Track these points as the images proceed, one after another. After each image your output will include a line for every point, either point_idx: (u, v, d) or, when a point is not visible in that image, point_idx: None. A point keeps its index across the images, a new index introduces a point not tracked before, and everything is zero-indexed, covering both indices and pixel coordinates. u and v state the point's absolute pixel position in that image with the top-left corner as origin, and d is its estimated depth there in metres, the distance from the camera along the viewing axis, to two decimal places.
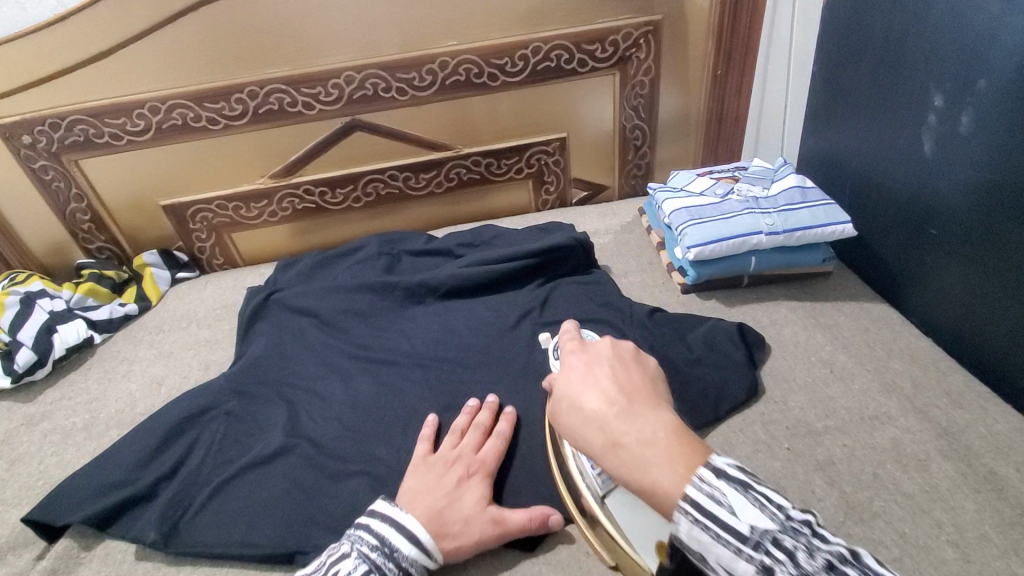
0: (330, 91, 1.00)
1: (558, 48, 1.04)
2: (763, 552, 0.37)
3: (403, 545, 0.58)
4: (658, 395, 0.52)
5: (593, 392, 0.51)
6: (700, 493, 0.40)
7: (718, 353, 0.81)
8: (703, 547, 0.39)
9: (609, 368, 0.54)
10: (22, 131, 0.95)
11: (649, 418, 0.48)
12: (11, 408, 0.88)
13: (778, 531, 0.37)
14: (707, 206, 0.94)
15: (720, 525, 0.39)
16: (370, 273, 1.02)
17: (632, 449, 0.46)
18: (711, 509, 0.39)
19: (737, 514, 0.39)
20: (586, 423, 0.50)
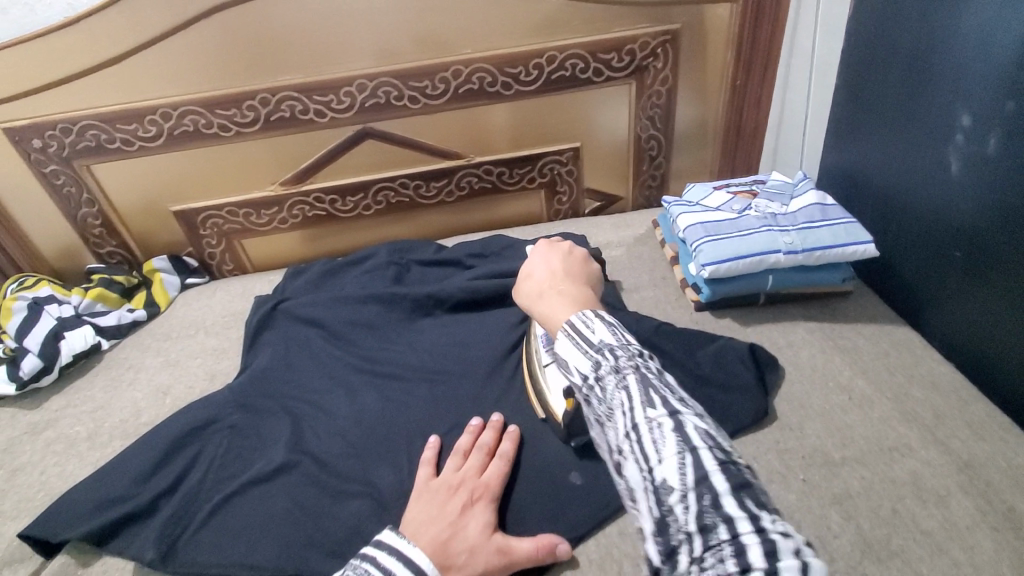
0: (342, 99, 0.99)
1: (572, 57, 1.01)
2: (601, 352, 0.48)
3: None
4: (591, 282, 0.64)
5: (542, 267, 0.64)
6: (578, 319, 0.52)
7: (733, 375, 0.79)
8: (568, 353, 0.50)
9: (562, 257, 0.66)
10: (34, 136, 0.95)
11: (575, 289, 0.60)
12: (17, 415, 0.88)
13: (616, 345, 0.48)
14: (723, 222, 0.91)
15: (580, 333, 0.50)
16: (378, 284, 1.00)
17: (551, 300, 0.59)
18: (581, 331, 0.50)
19: (595, 332, 0.50)
20: (529, 285, 0.63)
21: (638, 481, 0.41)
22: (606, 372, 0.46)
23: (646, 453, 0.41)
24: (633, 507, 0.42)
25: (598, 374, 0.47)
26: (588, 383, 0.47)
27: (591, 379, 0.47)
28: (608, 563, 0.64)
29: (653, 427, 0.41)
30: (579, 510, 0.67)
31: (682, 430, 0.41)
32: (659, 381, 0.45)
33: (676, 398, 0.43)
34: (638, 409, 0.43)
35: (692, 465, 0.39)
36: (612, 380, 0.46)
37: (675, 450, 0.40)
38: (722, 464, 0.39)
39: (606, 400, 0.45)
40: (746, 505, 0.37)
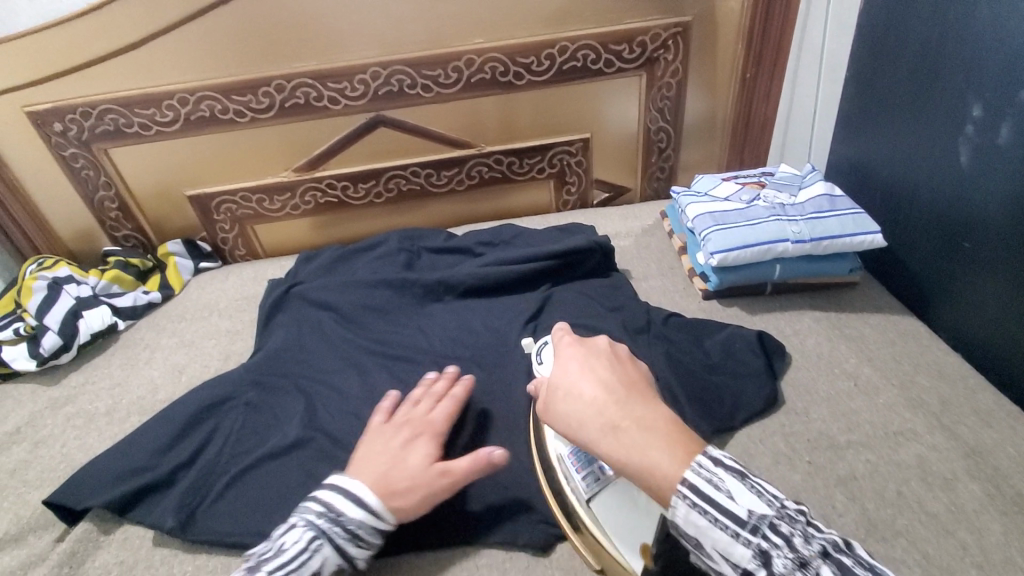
0: (356, 86, 1.00)
1: (584, 47, 1.03)
2: (758, 535, 0.42)
3: (351, 510, 0.59)
4: (648, 384, 0.54)
5: (587, 381, 0.52)
6: (700, 478, 0.43)
7: (738, 361, 0.80)
8: (699, 534, 0.43)
9: (606, 362, 0.54)
10: (54, 119, 0.97)
11: (650, 412, 0.49)
12: (37, 391, 0.90)
13: (774, 517, 0.42)
14: (732, 212, 0.92)
15: (718, 507, 0.42)
16: (390, 269, 1.02)
17: (633, 436, 0.47)
18: (709, 492, 0.43)
19: (734, 497, 0.42)
20: (584, 411, 0.51)
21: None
22: (788, 569, 0.40)
23: None
24: None
25: (776, 574, 0.40)
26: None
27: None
28: None
29: None
30: None
31: None
32: (860, 566, 0.40)
33: None
34: None
35: None
36: None
37: None
38: None
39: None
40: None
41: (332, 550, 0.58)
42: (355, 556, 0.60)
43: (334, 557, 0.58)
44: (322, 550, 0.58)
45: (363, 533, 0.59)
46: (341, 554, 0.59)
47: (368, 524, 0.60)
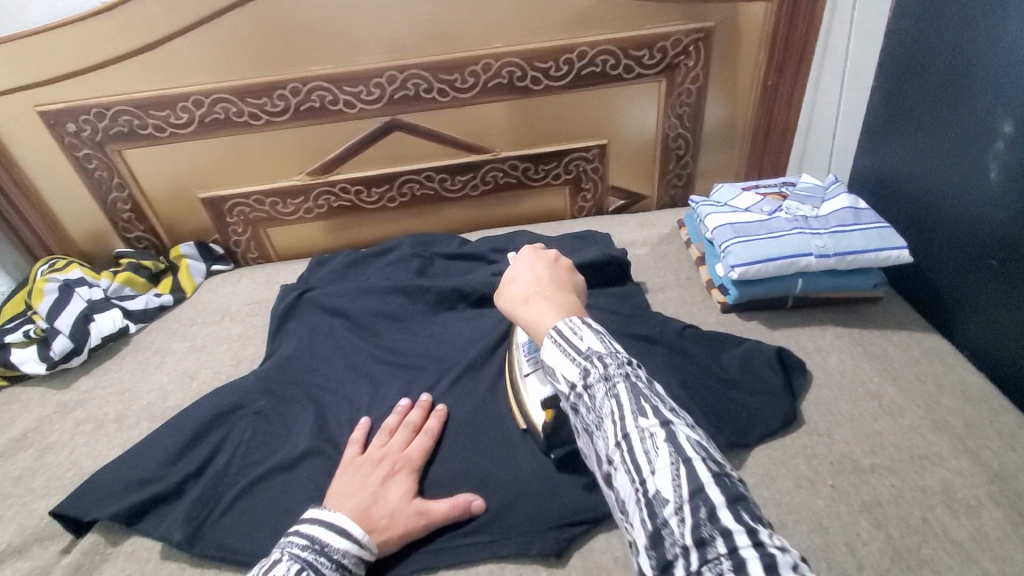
0: (371, 90, 0.99)
1: (603, 53, 1.01)
2: (587, 359, 0.47)
3: (336, 540, 0.58)
4: (575, 288, 0.63)
5: (524, 273, 0.63)
6: (566, 326, 0.51)
7: (757, 377, 0.78)
8: (556, 363, 0.49)
9: (548, 264, 0.64)
10: (68, 120, 0.97)
11: (559, 294, 0.59)
12: (47, 395, 0.89)
13: (605, 352, 0.47)
14: (754, 223, 0.90)
15: (566, 338, 0.50)
16: (402, 275, 1.01)
17: (537, 304, 0.57)
18: (569, 338, 0.49)
19: (582, 339, 0.49)
20: (512, 291, 0.62)
21: (630, 497, 0.41)
22: (596, 380, 0.46)
23: (639, 465, 0.41)
24: (623, 516, 0.43)
25: (587, 381, 0.46)
26: (578, 390, 0.47)
27: (580, 387, 0.47)
28: (632, 562, 0.65)
29: (645, 438, 0.42)
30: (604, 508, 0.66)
31: (675, 441, 0.41)
32: (651, 391, 0.45)
33: (669, 409, 0.44)
34: (631, 420, 0.43)
35: (687, 474, 0.39)
36: (602, 389, 0.45)
37: (672, 461, 0.40)
38: (716, 474, 0.40)
39: (596, 409, 0.45)
40: (743, 520, 0.37)
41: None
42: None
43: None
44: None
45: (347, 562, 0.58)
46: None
47: (350, 552, 0.58)
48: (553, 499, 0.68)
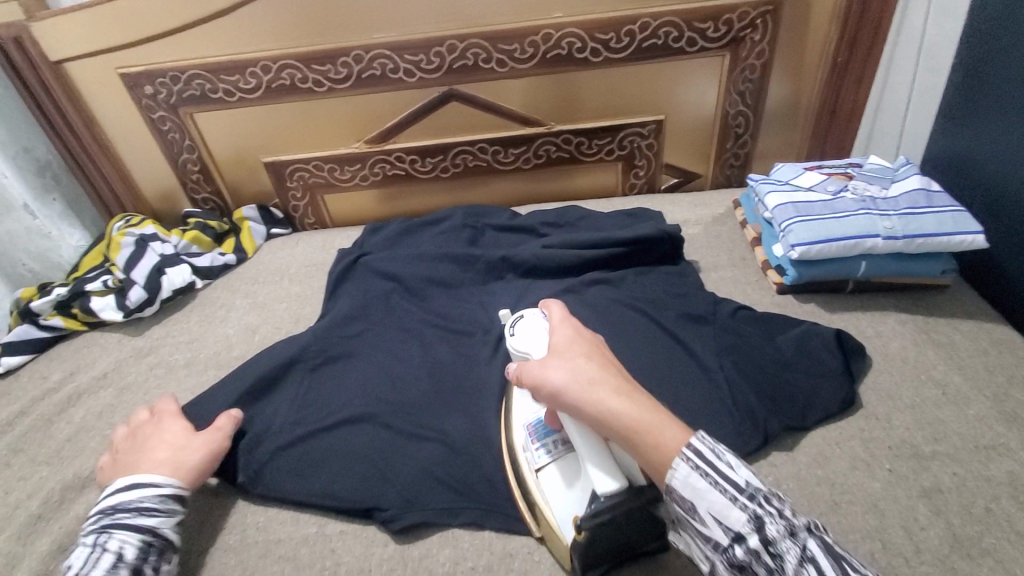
0: (431, 59, 1.00)
1: (667, 24, 0.98)
2: (755, 502, 0.45)
3: (132, 494, 0.63)
4: (611, 357, 0.59)
5: (568, 365, 0.56)
6: (703, 447, 0.48)
7: (813, 359, 0.76)
8: (701, 500, 0.47)
9: (596, 347, 0.60)
10: (145, 83, 1.02)
11: (634, 391, 0.54)
12: (123, 340, 0.96)
13: (769, 492, 0.46)
14: (817, 203, 0.87)
15: (719, 472, 0.47)
16: (453, 244, 1.02)
17: (632, 407, 0.52)
18: (711, 461, 0.48)
19: (734, 469, 0.47)
20: (578, 375, 0.55)
21: None
22: (778, 535, 0.44)
23: None
24: None
25: (765, 534, 0.44)
26: (756, 546, 0.44)
27: (759, 542, 0.44)
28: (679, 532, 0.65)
29: None
30: None
31: None
32: (846, 556, 0.44)
33: None
34: None
35: None
36: (789, 548, 0.43)
37: None
38: None
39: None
40: None
41: (127, 532, 0.60)
42: (156, 526, 0.62)
43: (131, 534, 0.60)
44: (113, 535, 0.60)
45: (156, 501, 0.63)
46: (142, 529, 0.61)
47: (155, 493, 0.63)
48: None
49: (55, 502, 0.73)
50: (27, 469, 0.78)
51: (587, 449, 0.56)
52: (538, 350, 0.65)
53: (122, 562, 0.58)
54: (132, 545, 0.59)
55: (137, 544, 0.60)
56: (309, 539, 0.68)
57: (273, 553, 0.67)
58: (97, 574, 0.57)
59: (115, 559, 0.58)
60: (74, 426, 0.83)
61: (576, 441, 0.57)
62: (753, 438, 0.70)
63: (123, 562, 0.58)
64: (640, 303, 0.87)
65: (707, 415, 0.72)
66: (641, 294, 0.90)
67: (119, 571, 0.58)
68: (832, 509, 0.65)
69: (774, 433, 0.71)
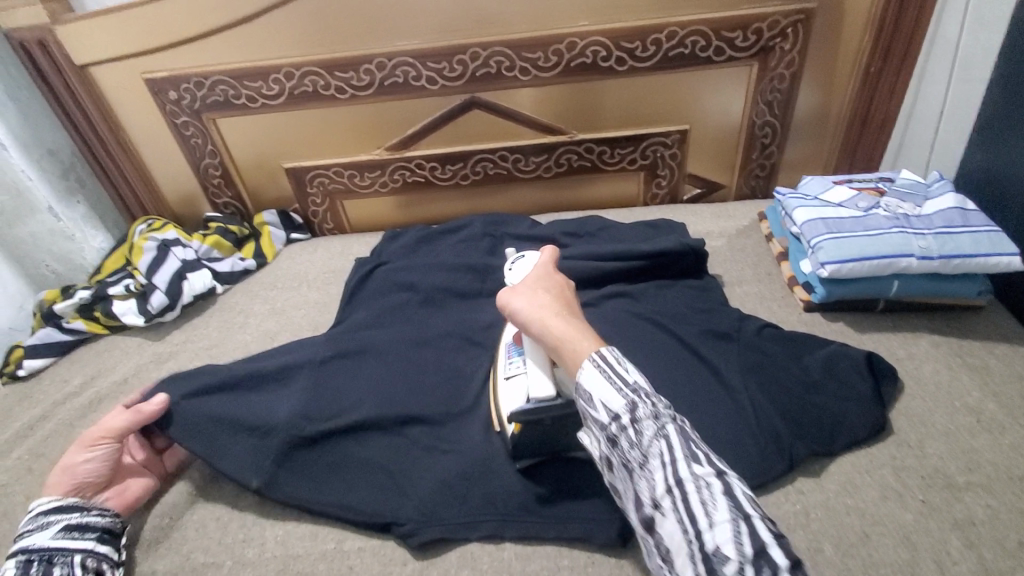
0: (454, 67, 0.99)
1: (694, 34, 0.97)
2: (637, 394, 0.56)
3: (23, 526, 0.65)
4: (569, 298, 0.70)
5: (527, 294, 0.68)
6: (609, 354, 0.59)
7: (842, 382, 0.74)
8: (593, 387, 0.57)
9: (559, 286, 0.71)
10: (169, 88, 1.02)
11: (575, 318, 0.65)
12: (144, 345, 0.96)
13: (648, 389, 0.56)
14: (848, 219, 0.85)
15: (613, 369, 0.57)
16: (473, 253, 1.02)
17: (565, 326, 0.63)
18: (612, 362, 0.58)
19: (627, 371, 0.57)
20: (530, 300, 0.67)
21: (683, 540, 0.49)
22: (646, 417, 0.54)
23: (696, 514, 0.49)
24: (668, 556, 0.51)
25: (637, 416, 0.54)
26: (625, 423, 0.55)
27: (629, 421, 0.55)
28: None
29: (702, 488, 0.50)
30: None
31: (729, 489, 0.50)
32: (694, 438, 0.54)
33: (717, 459, 0.53)
34: (684, 465, 0.51)
35: (743, 523, 0.47)
36: (652, 426, 0.54)
37: (727, 509, 0.48)
38: (769, 527, 0.48)
39: (643, 445, 0.54)
40: None
41: (9, 559, 0.62)
42: (30, 544, 0.63)
43: (10, 559, 0.62)
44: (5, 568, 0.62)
45: (33, 521, 0.65)
46: (22, 547, 0.63)
47: (31, 515, 0.65)
48: None
49: None
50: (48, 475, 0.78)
51: (538, 362, 0.68)
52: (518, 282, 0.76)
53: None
54: (13, 564, 0.61)
55: (14, 565, 0.61)
56: (327, 555, 0.67)
57: (291, 569, 0.67)
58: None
59: None
60: None
61: (530, 354, 0.69)
62: (779, 464, 0.68)
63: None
64: (663, 318, 0.86)
65: (731, 437, 0.70)
66: (663, 309, 0.88)
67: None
68: (861, 540, 0.63)
69: (801, 459, 0.69)
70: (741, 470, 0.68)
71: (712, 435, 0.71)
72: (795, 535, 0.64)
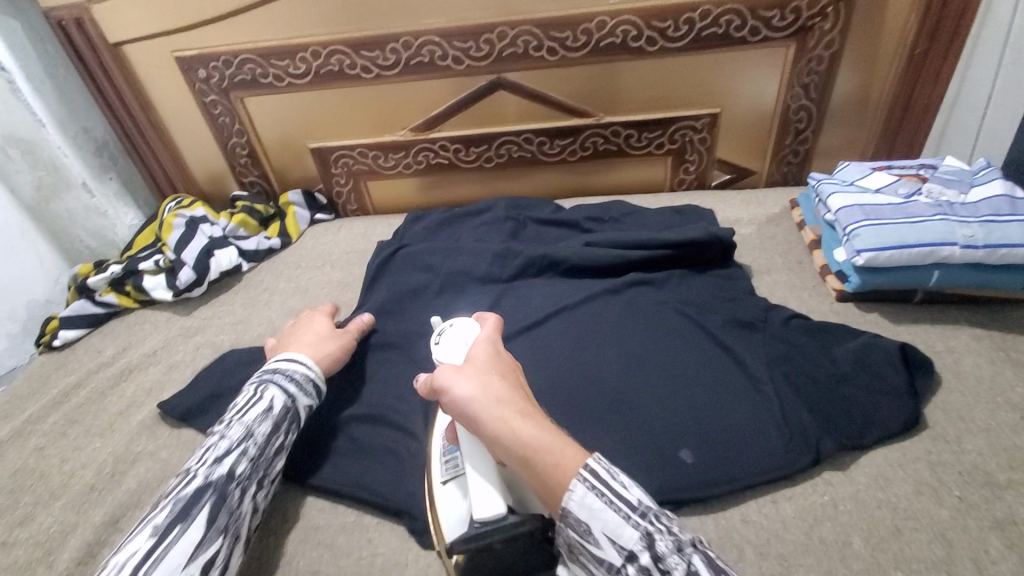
0: (480, 46, 0.98)
1: (729, 12, 0.93)
2: (646, 519, 0.48)
3: (292, 366, 0.72)
4: (522, 382, 0.58)
5: (477, 381, 0.55)
6: (602, 470, 0.50)
7: (873, 374, 0.71)
8: (592, 520, 0.48)
9: (505, 369, 0.58)
10: (199, 66, 1.03)
11: (538, 418, 0.53)
12: (172, 319, 0.98)
13: (655, 510, 0.49)
14: (887, 206, 0.81)
15: (614, 492, 0.49)
16: (495, 236, 1.01)
17: (529, 435, 0.51)
18: (607, 481, 0.49)
19: (628, 489, 0.49)
20: (476, 396, 0.54)
21: None
22: (667, 550, 0.46)
23: None
24: None
25: (657, 552, 0.46)
26: (646, 562, 0.46)
27: (649, 559, 0.47)
28: (728, 547, 0.62)
29: None
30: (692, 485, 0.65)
31: None
32: (723, 566, 0.47)
33: None
34: None
35: None
36: (677, 562, 0.46)
37: None
38: None
39: None
40: None
41: (284, 396, 0.68)
42: (298, 399, 0.70)
43: (284, 397, 0.68)
44: (270, 389, 0.68)
45: (299, 378, 0.71)
46: (288, 393, 0.69)
47: (302, 374, 0.72)
48: (640, 469, 0.66)
49: (108, 474, 0.75)
50: (82, 439, 0.80)
51: (482, 469, 0.57)
52: (454, 358, 0.62)
53: (270, 413, 0.66)
54: (281, 402, 0.68)
55: (280, 406, 0.67)
56: (347, 528, 0.68)
57: (310, 540, 0.67)
58: (255, 415, 0.65)
59: (268, 409, 0.66)
60: (125, 401, 0.85)
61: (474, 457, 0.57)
62: (805, 456, 0.66)
63: (272, 414, 0.66)
64: (686, 306, 0.84)
65: (754, 427, 0.69)
66: (688, 297, 0.87)
67: (268, 419, 0.65)
68: (892, 534, 0.61)
69: (828, 453, 0.67)
70: (766, 462, 0.66)
71: (734, 424, 0.69)
72: (822, 527, 0.62)
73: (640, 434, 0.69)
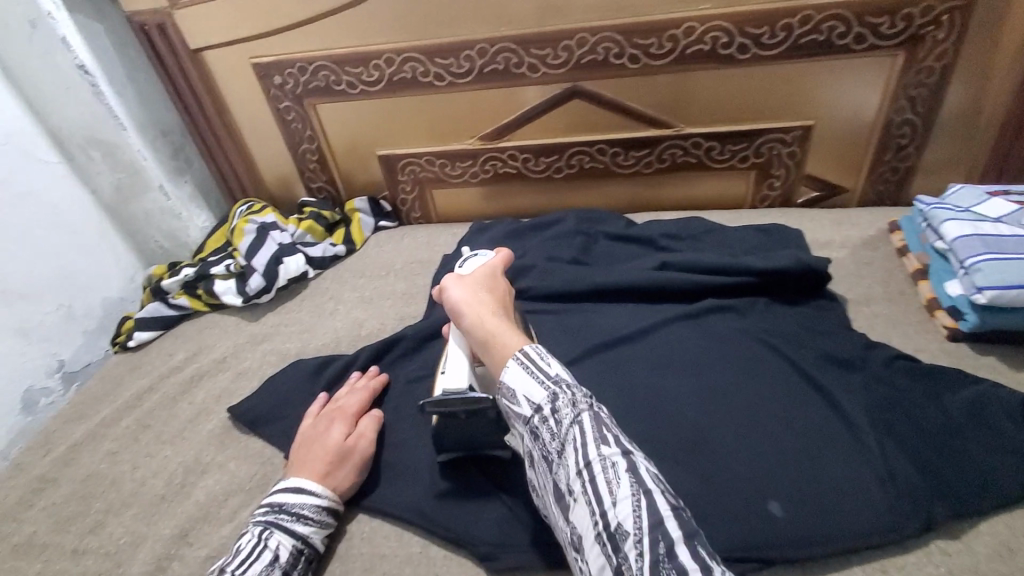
0: (559, 53, 0.94)
1: (832, 18, 0.86)
2: (558, 385, 0.55)
3: (293, 498, 0.65)
4: (508, 302, 0.70)
5: (467, 289, 0.68)
6: (532, 351, 0.58)
7: (996, 431, 0.64)
8: (518, 383, 0.56)
9: (494, 289, 0.70)
10: (275, 73, 1.03)
11: (506, 321, 0.64)
12: (240, 324, 0.99)
13: (569, 380, 0.56)
14: (1012, 239, 0.73)
15: (537, 365, 0.56)
16: (565, 252, 0.97)
17: (492, 326, 0.63)
18: (535, 359, 0.57)
19: (550, 363, 0.56)
20: (460, 298, 0.67)
21: (590, 526, 0.49)
22: (563, 405, 0.54)
23: (599, 492, 0.49)
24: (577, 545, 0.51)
25: (556, 406, 0.54)
26: (546, 414, 0.54)
27: (548, 412, 0.54)
28: None
29: (607, 467, 0.50)
30: (791, 547, 0.59)
31: (635, 471, 0.50)
32: (609, 423, 0.54)
33: (625, 440, 0.52)
34: (592, 447, 0.51)
35: (642, 502, 0.48)
36: (568, 414, 0.53)
37: (628, 488, 0.49)
38: (671, 503, 0.48)
39: (560, 435, 0.53)
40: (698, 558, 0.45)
41: (288, 534, 0.62)
42: (309, 535, 0.64)
43: (289, 537, 0.62)
44: (274, 533, 0.62)
45: (305, 508, 0.65)
46: (295, 533, 0.63)
47: (311, 502, 0.65)
48: (730, 523, 0.61)
49: (178, 484, 0.76)
50: (154, 446, 0.82)
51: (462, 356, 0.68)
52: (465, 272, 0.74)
53: (276, 564, 0.60)
54: (288, 549, 0.62)
55: (289, 550, 0.62)
56: (413, 558, 0.66)
57: (377, 569, 0.65)
58: (258, 568, 0.59)
59: (273, 558, 0.60)
60: (196, 407, 0.86)
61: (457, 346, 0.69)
62: (916, 521, 0.60)
63: (280, 564, 0.60)
64: (774, 338, 0.78)
65: (858, 484, 0.62)
66: (775, 328, 0.80)
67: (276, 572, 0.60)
68: None
69: (944, 518, 0.60)
70: (872, 526, 0.60)
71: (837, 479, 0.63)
72: None
73: (728, 483, 0.64)
